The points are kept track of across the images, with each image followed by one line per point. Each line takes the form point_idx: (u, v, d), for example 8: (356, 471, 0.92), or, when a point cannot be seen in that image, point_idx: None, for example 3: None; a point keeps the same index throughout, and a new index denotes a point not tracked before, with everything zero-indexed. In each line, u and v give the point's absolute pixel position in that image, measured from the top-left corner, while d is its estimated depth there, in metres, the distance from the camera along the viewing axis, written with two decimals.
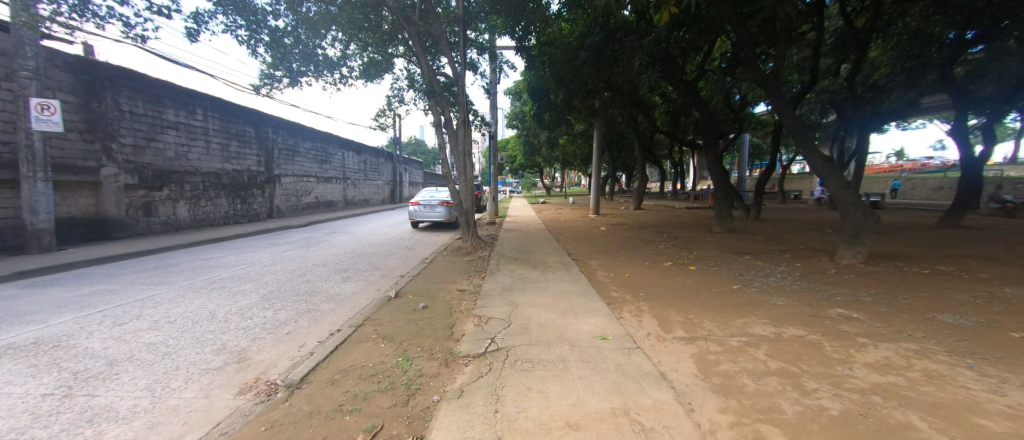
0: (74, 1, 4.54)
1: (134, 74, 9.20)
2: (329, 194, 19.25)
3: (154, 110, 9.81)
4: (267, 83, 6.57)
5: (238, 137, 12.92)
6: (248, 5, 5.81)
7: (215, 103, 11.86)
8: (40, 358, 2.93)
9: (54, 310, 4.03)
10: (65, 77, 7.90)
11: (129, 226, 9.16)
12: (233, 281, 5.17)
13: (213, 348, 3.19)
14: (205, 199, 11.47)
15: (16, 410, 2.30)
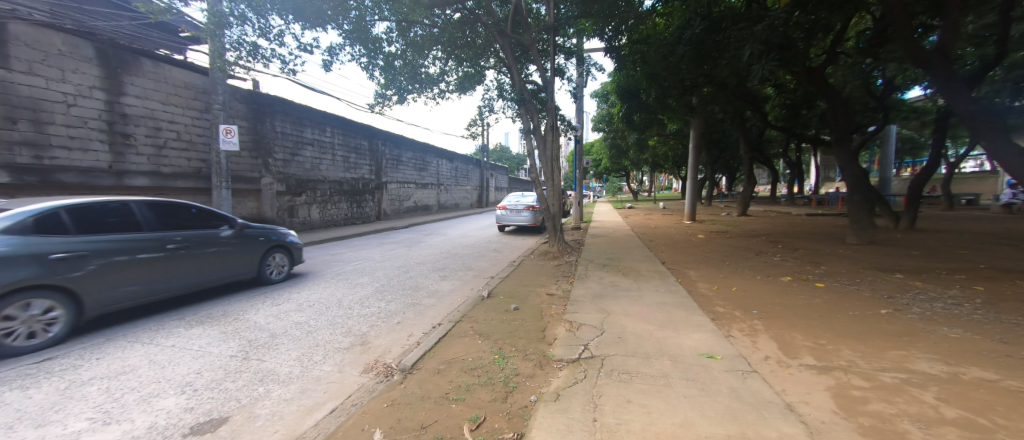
0: (250, 47, 5.77)
1: (286, 102, 11.35)
2: (426, 199, 21.10)
3: (297, 130, 11.96)
4: (380, 102, 7.49)
5: (356, 150, 15.01)
6: (369, 36, 6.74)
7: (340, 122, 13.98)
8: (227, 327, 3.76)
9: (233, 290, 5.15)
10: (242, 107, 10.13)
11: (279, 225, 11.27)
12: (354, 274, 5.97)
13: (342, 331, 3.71)
14: (331, 203, 13.54)
15: (216, 366, 2.99)
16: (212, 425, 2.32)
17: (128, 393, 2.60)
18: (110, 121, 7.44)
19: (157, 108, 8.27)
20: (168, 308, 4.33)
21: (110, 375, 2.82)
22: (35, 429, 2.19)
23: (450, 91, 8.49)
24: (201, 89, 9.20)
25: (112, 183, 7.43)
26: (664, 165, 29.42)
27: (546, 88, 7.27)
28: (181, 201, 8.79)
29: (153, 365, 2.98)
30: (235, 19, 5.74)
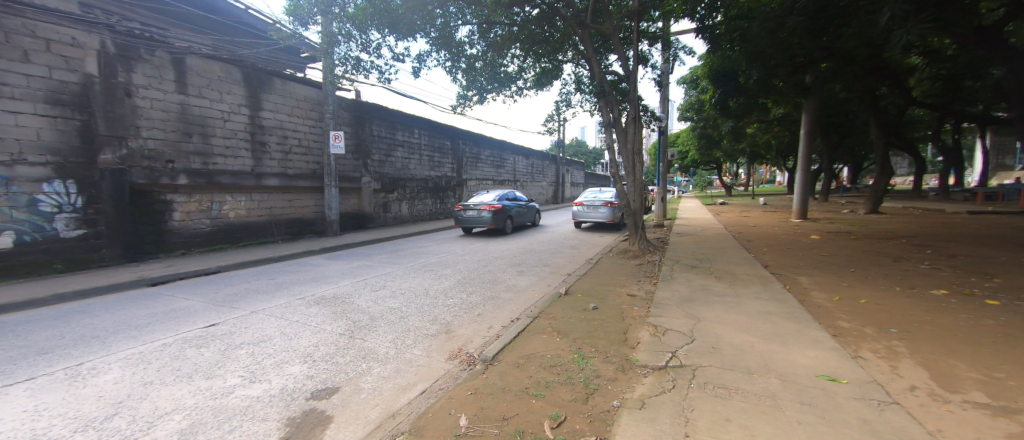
0: (354, 61, 6.51)
1: (381, 108, 12.62)
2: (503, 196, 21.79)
3: (391, 133, 13.24)
4: (461, 103, 7.85)
5: (440, 149, 16.07)
6: (453, 41, 7.12)
7: (427, 124, 15.09)
8: (337, 308, 4.32)
9: (340, 275, 5.90)
10: (347, 115, 11.54)
11: (375, 219, 12.63)
12: (438, 266, 6.39)
13: (428, 318, 3.98)
14: (420, 199, 14.81)
15: (329, 342, 3.46)
16: (326, 393, 2.70)
17: (267, 358, 3.15)
18: (251, 132, 9.06)
19: (285, 119, 9.82)
20: (292, 289, 5.15)
21: (254, 342, 3.44)
22: (206, 380, 2.79)
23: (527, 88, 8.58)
24: (317, 101, 10.67)
25: (253, 184, 9.05)
26: (763, 155, 25.99)
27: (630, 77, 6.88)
28: (301, 198, 10.32)
29: (283, 336, 3.56)
30: (343, 37, 6.46)
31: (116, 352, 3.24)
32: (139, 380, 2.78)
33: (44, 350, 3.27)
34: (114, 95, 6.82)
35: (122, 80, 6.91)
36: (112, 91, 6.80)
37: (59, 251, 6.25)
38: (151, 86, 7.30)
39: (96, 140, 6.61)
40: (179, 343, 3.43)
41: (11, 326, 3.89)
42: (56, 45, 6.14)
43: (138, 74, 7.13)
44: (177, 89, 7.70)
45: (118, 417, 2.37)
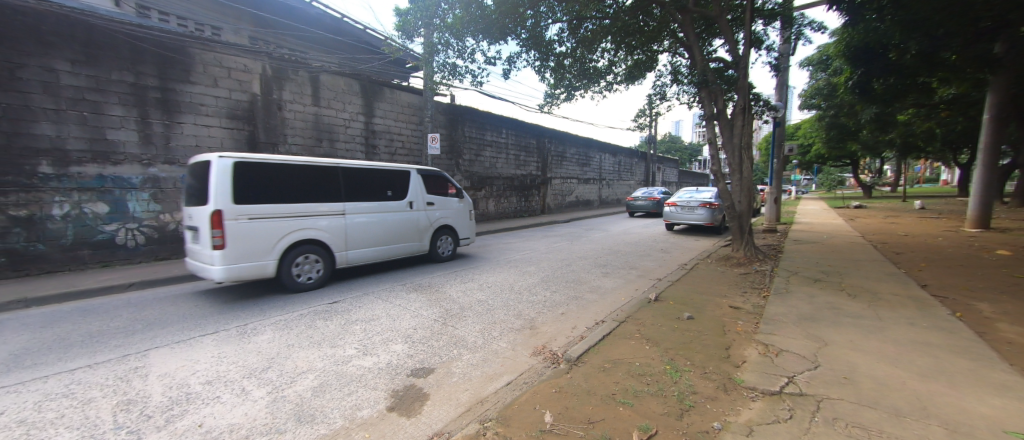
0: (450, 67, 7.01)
1: (472, 110, 13.39)
2: (588, 195, 21.34)
3: (480, 133, 13.98)
4: (548, 102, 7.87)
5: (526, 148, 16.44)
6: (543, 40, 7.20)
7: (514, 124, 15.56)
8: (430, 295, 4.71)
9: (434, 266, 6.42)
10: (442, 118, 12.53)
11: None
12: (522, 262, 6.54)
13: (512, 314, 4.08)
14: (505, 196, 15.31)
15: (424, 326, 3.79)
16: (423, 372, 2.97)
17: (376, 335, 3.58)
18: (366, 136, 10.36)
19: (392, 124, 10.99)
20: (394, 275, 5.77)
21: (365, 319, 3.96)
22: (331, 348, 3.31)
23: (617, 83, 8.25)
24: (419, 106, 11.71)
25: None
26: (919, 147, 20.70)
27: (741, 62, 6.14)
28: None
29: (388, 317, 4.02)
30: (442, 46, 6.95)
31: (269, 317, 4.03)
32: (286, 342, 3.42)
33: (223, 311, 4.24)
34: (269, 109, 8.45)
35: (275, 97, 8.52)
36: (269, 106, 8.43)
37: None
38: (295, 101, 8.84)
39: (257, 147, 8.28)
40: (311, 314, 4.12)
41: (206, 290, 5.15)
42: (233, 72, 7.86)
43: (286, 92, 8.70)
44: (313, 101, 9.18)
45: (272, 369, 2.97)
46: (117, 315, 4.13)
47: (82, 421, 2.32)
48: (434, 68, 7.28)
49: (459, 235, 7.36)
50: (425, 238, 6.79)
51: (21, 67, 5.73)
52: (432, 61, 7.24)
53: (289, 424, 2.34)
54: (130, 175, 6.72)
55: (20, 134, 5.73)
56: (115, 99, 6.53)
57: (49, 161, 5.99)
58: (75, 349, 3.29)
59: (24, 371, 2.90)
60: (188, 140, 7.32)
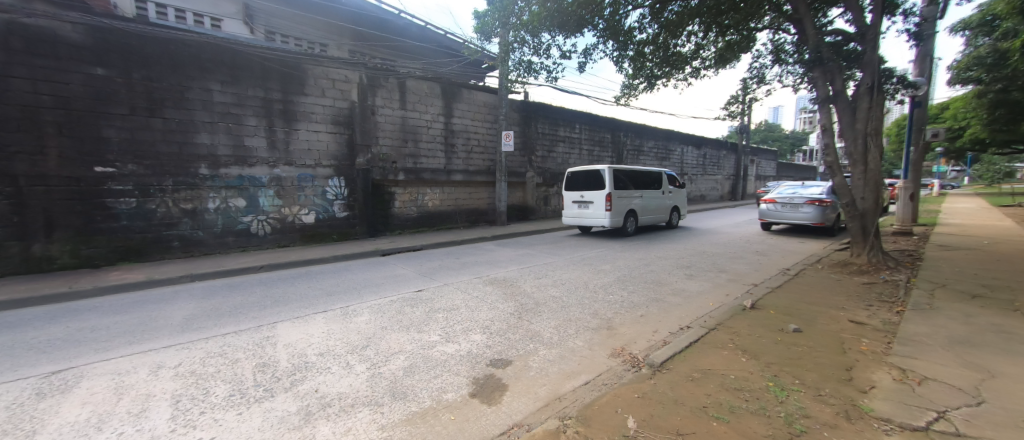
0: (526, 63, 7.06)
1: (545, 106, 13.43)
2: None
3: (553, 129, 13.97)
4: (626, 93, 7.48)
5: (600, 143, 16.02)
6: (622, 28, 6.87)
7: (588, 118, 15.25)
8: (505, 289, 4.83)
9: (508, 261, 6.59)
10: (517, 115, 12.78)
11: (536, 211, 13.67)
12: (596, 260, 6.39)
13: (590, 312, 3.99)
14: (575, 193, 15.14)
15: (500, 319, 3.89)
16: (501, 364, 3.04)
17: (456, 324, 3.78)
18: (446, 136, 10.97)
19: (469, 123, 11.49)
20: (472, 269, 6.04)
21: (447, 308, 4.20)
22: (418, 333, 3.58)
23: (705, 68, 7.56)
24: (494, 105, 12.05)
25: (445, 179, 11.00)
26: None
27: (872, 32, 5.20)
28: (479, 191, 11.99)
29: (466, 307, 4.22)
30: (518, 44, 7.11)
31: (364, 301, 4.48)
32: (380, 324, 3.80)
33: (327, 294, 4.83)
34: (364, 114, 9.37)
35: (370, 103, 9.42)
36: (365, 112, 9.36)
37: (334, 225, 9.13)
38: (386, 106, 9.70)
39: (355, 149, 9.29)
40: (400, 301, 4.50)
41: (316, 274, 5.95)
42: (336, 83, 8.89)
43: (378, 97, 9.57)
44: (400, 105, 9.98)
45: (369, 348, 3.32)
46: (251, 292, 5.00)
47: (234, 376, 2.89)
48: (510, 67, 7.48)
49: (681, 210, 11.96)
50: (665, 213, 11.34)
51: (189, 88, 7.14)
52: (508, 60, 7.46)
53: (385, 398, 2.59)
54: (260, 175, 8.02)
55: (187, 143, 7.18)
56: (250, 111, 7.83)
57: (207, 165, 7.40)
58: (225, 317, 4.06)
59: (192, 332, 3.67)
60: (302, 145, 8.53)
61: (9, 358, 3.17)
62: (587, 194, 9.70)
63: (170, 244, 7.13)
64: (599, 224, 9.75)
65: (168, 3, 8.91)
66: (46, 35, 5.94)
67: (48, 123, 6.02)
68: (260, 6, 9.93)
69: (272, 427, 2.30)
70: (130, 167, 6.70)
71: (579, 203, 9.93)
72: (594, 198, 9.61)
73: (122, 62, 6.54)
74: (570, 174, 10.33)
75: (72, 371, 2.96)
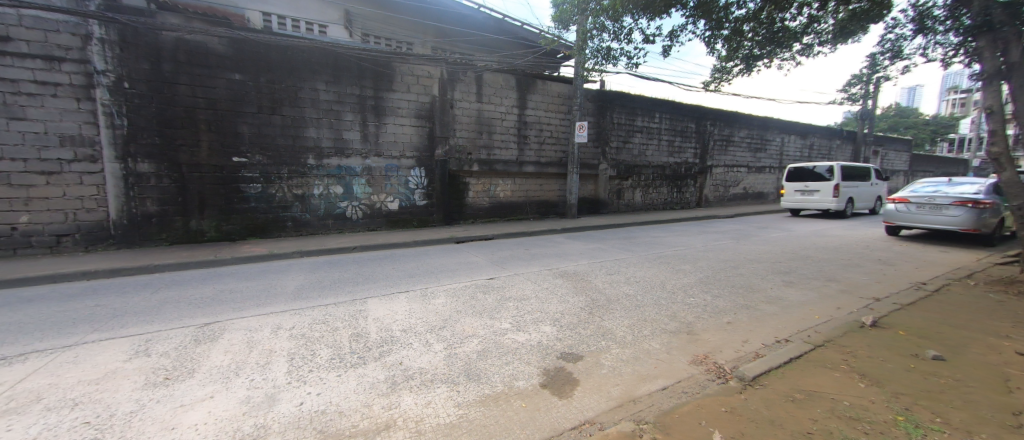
0: (605, 49, 6.78)
1: (622, 95, 12.89)
2: (759, 186, 18.05)
3: (631, 119, 13.32)
4: (717, 78, 6.79)
5: (683, 133, 14.88)
6: (718, 5, 6.20)
7: (669, 106, 14.25)
8: (577, 283, 4.77)
9: (579, 254, 6.51)
10: (591, 105, 12.43)
11: (608, 205, 13.26)
12: (675, 259, 6.00)
13: (669, 313, 3.76)
14: (651, 187, 14.31)
15: (571, 312, 3.86)
16: (572, 357, 3.01)
17: (527, 314, 3.84)
18: (519, 128, 11.09)
19: (543, 115, 11.45)
20: (542, 260, 6.08)
21: (518, 298, 4.28)
22: (491, 320, 3.71)
23: (820, 44, 6.51)
24: (569, 96, 11.82)
25: (517, 170, 11.17)
26: None
27: None
28: (550, 183, 12.00)
29: (537, 299, 4.25)
30: (597, 31, 6.84)
31: (441, 285, 4.78)
32: (455, 308, 4.02)
33: (409, 275, 5.24)
34: (444, 108, 9.88)
35: (449, 97, 9.89)
36: (444, 105, 9.86)
37: (415, 213, 9.83)
38: (463, 99, 10.11)
39: (434, 141, 9.86)
40: (473, 287, 4.71)
41: (399, 256, 6.48)
42: (420, 79, 9.48)
43: (457, 91, 10.00)
44: (477, 99, 10.31)
45: (446, 329, 3.52)
46: (345, 269, 5.64)
47: (333, 342, 3.29)
48: (586, 55, 7.25)
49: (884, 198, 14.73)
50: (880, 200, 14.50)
51: (301, 89, 8.18)
52: (586, 47, 7.26)
53: (461, 378, 2.73)
54: (355, 165, 8.94)
55: (298, 137, 8.27)
56: (348, 108, 8.72)
57: (313, 155, 8.47)
58: (326, 290, 4.63)
59: (301, 300, 4.26)
60: (390, 137, 9.30)
61: (176, 310, 4.00)
62: (813, 184, 12.78)
63: (284, 224, 8.32)
64: (825, 207, 12.74)
65: (286, 14, 10.20)
66: (200, 49, 7.24)
67: (200, 121, 7.38)
68: (358, 11, 10.88)
69: (363, 391, 2.58)
70: (256, 158, 7.93)
71: (803, 191, 13.07)
72: (821, 188, 12.73)
73: (253, 68, 7.71)
74: (793, 169, 13.39)
75: (218, 324, 3.63)
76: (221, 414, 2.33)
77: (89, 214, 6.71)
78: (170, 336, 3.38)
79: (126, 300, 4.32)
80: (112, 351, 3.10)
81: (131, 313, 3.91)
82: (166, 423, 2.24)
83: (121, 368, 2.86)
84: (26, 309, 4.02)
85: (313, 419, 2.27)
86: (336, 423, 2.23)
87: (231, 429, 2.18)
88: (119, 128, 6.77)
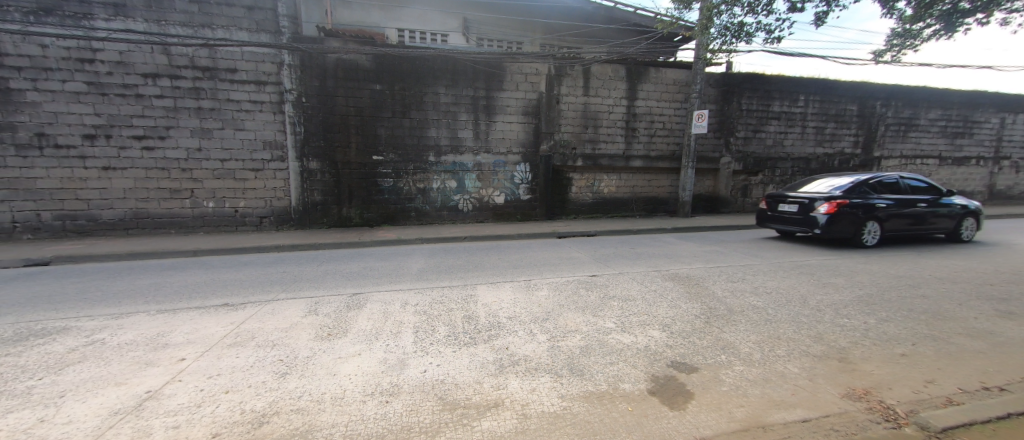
0: (736, 25, 5.97)
1: (753, 77, 11.20)
2: (956, 183, 13.70)
3: (765, 104, 11.48)
4: (897, 45, 5.34)
5: (837, 117, 12.20)
6: None
7: (818, 86, 11.83)
8: (692, 288, 4.37)
9: (694, 257, 5.93)
10: (712, 92, 11.12)
11: (730, 204, 11.81)
12: (823, 270, 5.02)
13: (813, 333, 3.17)
14: (785, 184, 12.17)
15: (685, 319, 3.56)
16: (685, 368, 2.74)
17: (633, 315, 3.68)
18: (627, 120, 10.55)
19: (655, 105, 10.66)
20: (650, 260, 5.73)
21: (623, 298, 4.13)
22: (595, 317, 3.67)
23: None
24: (686, 82, 10.74)
25: (623, 165, 10.72)
26: None
27: None
28: (658, 178, 11.21)
29: (645, 301, 4.04)
30: (726, 5, 6.05)
31: (546, 278, 4.92)
32: (558, 301, 4.08)
33: (516, 266, 5.51)
34: (550, 104, 9.99)
35: (556, 93, 9.97)
36: (550, 101, 9.99)
37: (519, 207, 10.25)
38: (570, 94, 10.06)
39: (539, 137, 10.09)
40: (576, 282, 4.71)
41: (505, 248, 6.88)
42: (529, 77, 9.76)
43: (564, 86, 10.01)
44: (583, 92, 10.15)
45: (549, 321, 3.61)
46: (459, 256, 6.22)
47: (449, 322, 3.66)
48: (711, 35, 6.50)
49: None
50: None
51: (425, 94, 9.22)
52: (711, 26, 6.49)
53: (564, 371, 2.76)
54: (467, 161, 9.73)
55: (422, 136, 9.35)
56: (463, 108, 9.49)
57: (433, 153, 9.48)
58: (444, 274, 5.19)
59: (423, 281, 4.86)
60: (498, 134, 9.83)
61: (332, 280, 4.96)
62: None
63: (409, 213, 9.56)
64: None
65: (415, 28, 11.52)
66: (351, 66, 8.72)
67: (350, 126, 8.92)
68: (474, 18, 11.71)
69: (475, 369, 2.81)
70: (388, 156, 9.24)
71: None
72: None
73: (389, 78, 8.97)
74: None
75: (362, 294, 4.40)
76: (367, 369, 2.82)
77: (277, 202, 8.74)
78: (330, 301, 4.22)
79: (301, 269, 5.53)
80: (294, 308, 4.01)
81: (303, 280, 5.00)
82: (330, 369, 2.82)
83: (300, 321, 3.69)
84: (243, 270, 5.49)
85: (434, 386, 2.58)
86: (453, 393, 2.49)
87: (374, 384, 2.62)
88: (294, 133, 8.61)
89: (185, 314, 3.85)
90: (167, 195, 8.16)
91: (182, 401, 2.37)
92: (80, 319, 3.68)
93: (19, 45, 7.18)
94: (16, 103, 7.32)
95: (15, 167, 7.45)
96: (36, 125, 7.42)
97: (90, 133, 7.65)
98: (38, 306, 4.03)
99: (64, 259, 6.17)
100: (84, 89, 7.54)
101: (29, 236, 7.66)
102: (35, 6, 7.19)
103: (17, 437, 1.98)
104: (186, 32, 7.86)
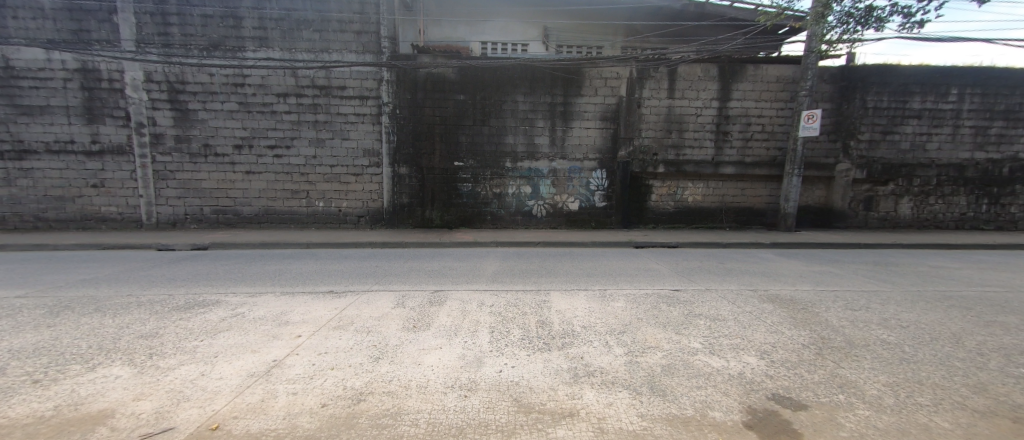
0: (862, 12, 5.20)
1: (884, 70, 9.51)
2: None
3: (899, 101, 9.65)
4: None
5: (1006, 113, 9.75)
6: None
7: (978, 76, 9.60)
8: (799, 314, 3.84)
9: (799, 277, 5.21)
10: (827, 88, 9.69)
11: (848, 218, 10.16)
12: (989, 305, 4.03)
13: (972, 382, 2.55)
14: (923, 196, 10.07)
15: (791, 347, 3.15)
16: (791, 404, 2.40)
17: (724, 337, 3.36)
18: (717, 123, 9.70)
19: (751, 106, 9.64)
20: (743, 278, 5.18)
21: (711, 317, 3.80)
22: (678, 335, 3.43)
23: None
24: (791, 79, 9.53)
25: (711, 172, 9.89)
26: None
27: None
28: (752, 186, 10.09)
29: (738, 322, 3.66)
30: None
31: (623, 288, 4.74)
32: (636, 314, 3.91)
33: (591, 275, 5.39)
34: (631, 108, 9.65)
35: (637, 96, 9.60)
36: (630, 105, 9.64)
37: (593, 214, 10.05)
38: (652, 97, 9.60)
39: (617, 142, 9.79)
40: (656, 296, 4.44)
41: (578, 255, 6.80)
42: (609, 81, 9.54)
43: (646, 89, 9.58)
44: (667, 95, 9.60)
45: (627, 334, 3.48)
46: (531, 261, 6.31)
47: (522, 326, 3.72)
48: (829, 23, 5.72)
49: None
50: None
51: (504, 102, 9.56)
52: (830, 13, 5.71)
53: (644, 389, 2.62)
54: (542, 167, 9.84)
55: (500, 143, 9.70)
56: (540, 115, 9.64)
57: (510, 159, 9.77)
58: (519, 278, 5.30)
59: (498, 283, 5.02)
60: (575, 140, 9.76)
61: (417, 277, 5.38)
62: None
63: (484, 217, 9.96)
64: None
65: (497, 39, 12.04)
66: (439, 79, 9.43)
67: (435, 134, 9.62)
68: (554, 26, 11.86)
69: (550, 375, 2.82)
70: (468, 162, 9.77)
71: None
72: None
73: (472, 89, 9.49)
74: None
75: (443, 291, 4.71)
76: (448, 363, 2.99)
77: (372, 203, 9.77)
78: (415, 295, 4.59)
79: (389, 265, 6.10)
80: (385, 299, 4.44)
81: (392, 274, 5.50)
82: (416, 358, 3.06)
83: (390, 312, 4.07)
84: (343, 262, 6.25)
85: (510, 387, 2.64)
86: (528, 397, 2.52)
87: (455, 377, 2.78)
88: (388, 142, 9.56)
89: (302, 297, 4.49)
90: (289, 196, 9.64)
91: (299, 372, 2.77)
92: (229, 295, 4.54)
93: (196, 75, 9.12)
94: (191, 121, 9.28)
95: (188, 171, 9.47)
96: (203, 138, 9.35)
97: (238, 144, 9.39)
98: (201, 282, 5.06)
99: (217, 244, 7.66)
100: (235, 107, 9.27)
101: (193, 225, 9.65)
102: (207, 43, 9.06)
103: (189, 385, 2.51)
104: (309, 57, 9.22)
